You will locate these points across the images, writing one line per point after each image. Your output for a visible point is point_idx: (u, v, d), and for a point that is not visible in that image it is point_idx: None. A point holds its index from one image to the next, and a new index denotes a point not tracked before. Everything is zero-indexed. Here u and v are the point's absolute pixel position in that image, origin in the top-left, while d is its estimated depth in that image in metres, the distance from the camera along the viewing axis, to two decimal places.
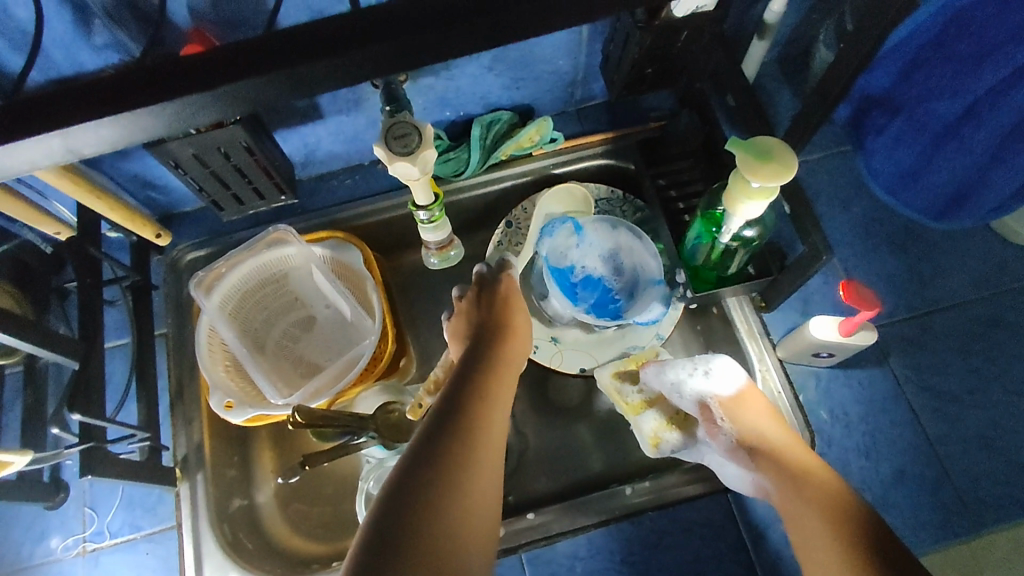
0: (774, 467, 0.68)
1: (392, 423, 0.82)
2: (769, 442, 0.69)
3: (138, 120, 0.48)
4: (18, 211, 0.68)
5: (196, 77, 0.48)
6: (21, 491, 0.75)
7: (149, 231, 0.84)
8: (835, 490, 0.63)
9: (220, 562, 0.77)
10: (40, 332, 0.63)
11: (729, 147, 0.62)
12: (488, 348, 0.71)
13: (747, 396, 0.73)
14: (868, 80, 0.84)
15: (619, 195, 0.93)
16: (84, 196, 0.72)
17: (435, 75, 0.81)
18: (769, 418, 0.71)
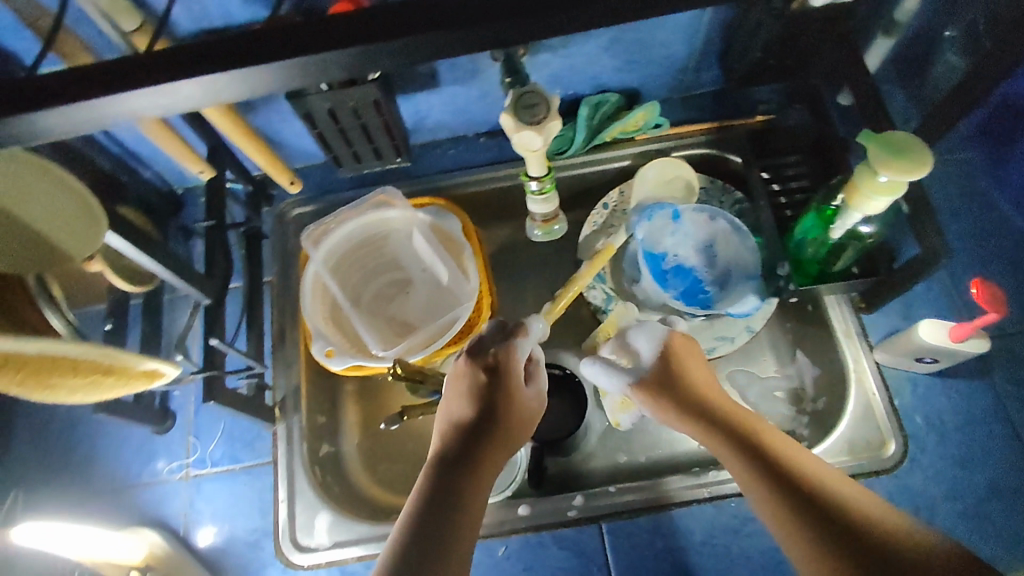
0: (705, 415, 0.66)
1: None
2: (706, 406, 0.67)
3: (335, 60, 0.48)
4: (171, 146, 0.74)
5: (393, 24, 0.47)
6: (138, 413, 0.80)
7: (285, 178, 0.87)
8: (770, 432, 0.63)
9: (312, 500, 0.81)
10: (182, 265, 0.67)
11: (861, 140, 0.62)
12: (484, 441, 0.65)
13: (672, 347, 0.72)
14: (1015, 86, 0.79)
15: (719, 184, 0.93)
16: (233, 132, 0.75)
17: (553, 51, 0.82)
18: (692, 364, 0.70)
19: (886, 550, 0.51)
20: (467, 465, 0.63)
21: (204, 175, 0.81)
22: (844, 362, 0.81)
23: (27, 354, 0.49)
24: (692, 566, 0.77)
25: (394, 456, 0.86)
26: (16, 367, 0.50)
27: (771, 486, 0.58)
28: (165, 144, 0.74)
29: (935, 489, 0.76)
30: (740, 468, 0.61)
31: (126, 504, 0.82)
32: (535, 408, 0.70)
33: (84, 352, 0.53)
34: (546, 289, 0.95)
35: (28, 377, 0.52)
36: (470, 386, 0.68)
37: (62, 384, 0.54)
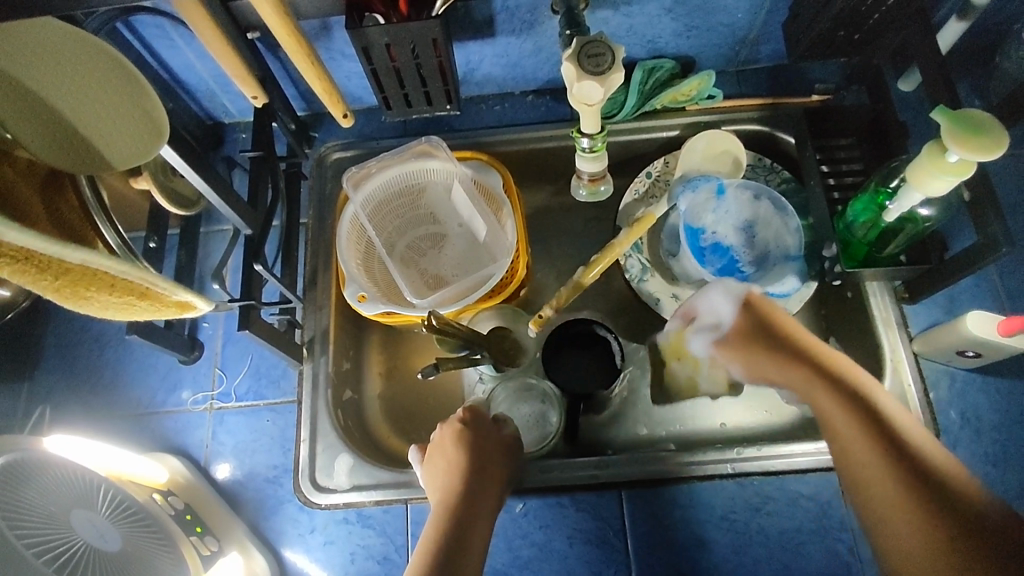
0: (807, 365, 0.66)
1: (503, 348, 0.86)
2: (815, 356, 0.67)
3: None
4: (229, 67, 0.72)
5: None
6: (168, 339, 0.80)
7: (337, 109, 0.83)
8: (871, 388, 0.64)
9: (332, 441, 0.79)
10: (227, 189, 0.66)
11: (936, 115, 0.60)
12: (479, 483, 0.68)
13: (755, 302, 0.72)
14: None
15: (767, 163, 0.91)
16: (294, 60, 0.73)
17: (614, 9, 0.80)
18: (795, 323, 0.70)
19: (983, 520, 0.54)
20: (470, 502, 0.66)
21: (257, 102, 0.78)
22: (881, 350, 0.80)
23: (71, 264, 0.49)
24: (711, 540, 0.75)
25: (417, 405, 0.87)
26: (56, 275, 0.50)
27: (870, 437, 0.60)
28: (222, 60, 0.71)
29: None
30: (844, 417, 0.62)
31: (149, 429, 0.82)
32: (514, 443, 0.74)
33: (125, 272, 0.53)
34: (581, 256, 0.94)
35: (63, 287, 0.52)
36: (466, 437, 0.71)
37: (96, 297, 0.55)
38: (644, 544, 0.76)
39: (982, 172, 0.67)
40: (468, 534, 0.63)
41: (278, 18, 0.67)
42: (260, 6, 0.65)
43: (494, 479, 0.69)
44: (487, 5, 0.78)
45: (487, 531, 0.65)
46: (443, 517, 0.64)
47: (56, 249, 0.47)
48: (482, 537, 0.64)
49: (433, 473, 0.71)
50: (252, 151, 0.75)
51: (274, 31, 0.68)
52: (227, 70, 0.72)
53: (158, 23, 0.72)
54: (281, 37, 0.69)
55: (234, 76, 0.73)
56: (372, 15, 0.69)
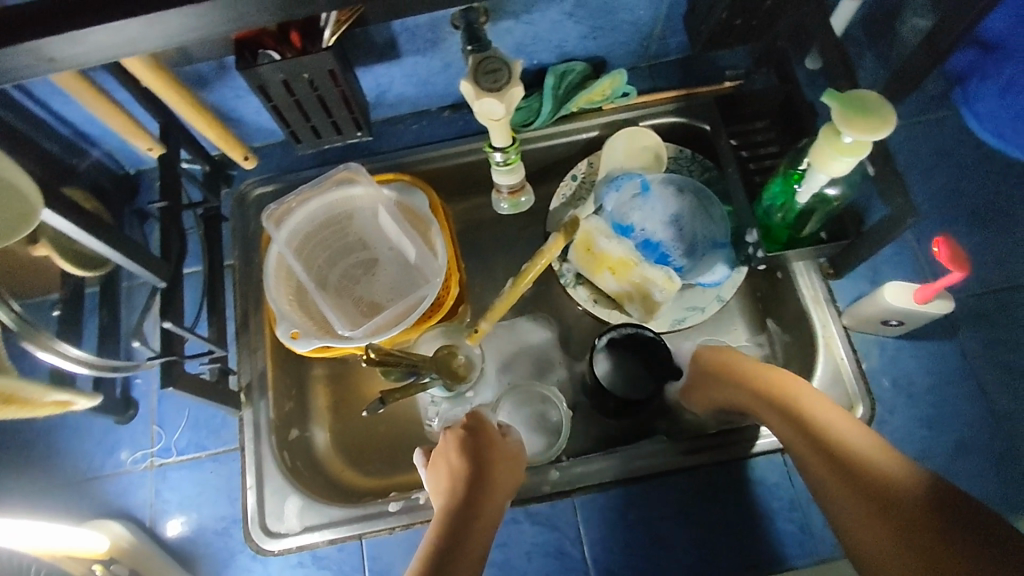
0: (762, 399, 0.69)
1: (453, 366, 0.83)
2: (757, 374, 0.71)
3: None
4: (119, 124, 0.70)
5: None
6: (97, 403, 0.77)
7: (237, 152, 0.82)
8: (834, 423, 0.63)
9: (281, 484, 0.78)
10: (132, 246, 0.64)
11: (826, 100, 0.61)
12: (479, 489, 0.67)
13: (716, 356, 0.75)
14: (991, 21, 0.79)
15: (688, 154, 0.92)
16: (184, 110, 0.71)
17: (515, 18, 0.80)
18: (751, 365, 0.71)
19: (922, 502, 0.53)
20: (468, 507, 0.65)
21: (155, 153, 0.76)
22: (813, 327, 0.81)
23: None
24: (667, 536, 0.75)
25: (366, 435, 0.86)
26: None
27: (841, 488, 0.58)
28: (110, 118, 0.69)
29: (906, 450, 0.76)
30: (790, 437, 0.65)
31: (90, 496, 0.80)
32: (518, 451, 0.72)
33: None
34: (516, 266, 0.94)
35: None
36: (468, 444, 0.70)
37: None
38: (602, 549, 0.75)
39: (882, 148, 0.69)
40: (461, 541, 0.63)
41: (152, 75, 0.65)
42: (133, 64, 0.64)
43: (496, 485, 0.69)
44: (386, 28, 0.77)
45: (482, 538, 0.65)
46: (441, 523, 0.64)
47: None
48: (478, 544, 0.64)
49: (437, 480, 0.70)
50: (158, 203, 0.73)
51: (158, 80, 0.66)
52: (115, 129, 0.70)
53: (49, 83, 0.70)
54: (167, 86, 0.67)
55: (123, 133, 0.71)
56: (266, 52, 0.67)
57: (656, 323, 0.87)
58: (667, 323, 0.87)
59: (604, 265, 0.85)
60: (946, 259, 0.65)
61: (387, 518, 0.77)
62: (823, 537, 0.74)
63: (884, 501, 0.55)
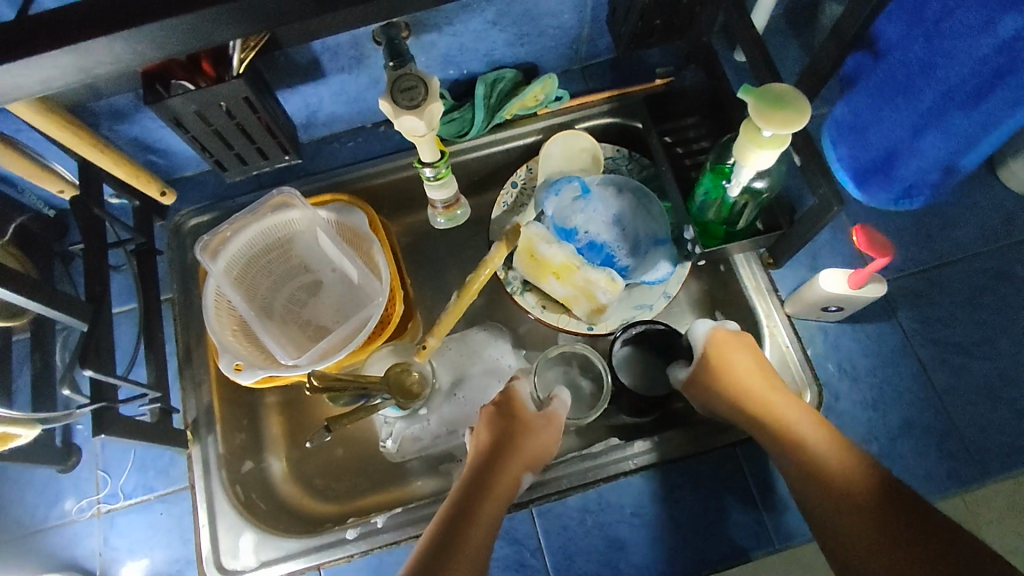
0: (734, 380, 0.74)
1: (404, 384, 0.82)
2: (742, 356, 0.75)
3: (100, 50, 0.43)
4: (19, 167, 0.68)
5: None
6: (33, 453, 0.75)
7: (153, 188, 0.82)
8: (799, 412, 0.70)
9: (233, 521, 0.77)
10: (50, 292, 0.62)
11: (742, 96, 0.61)
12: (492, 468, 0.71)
13: (723, 337, 0.76)
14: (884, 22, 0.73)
15: (625, 153, 0.92)
16: (85, 149, 0.70)
17: (438, 31, 0.79)
18: (740, 339, 0.76)
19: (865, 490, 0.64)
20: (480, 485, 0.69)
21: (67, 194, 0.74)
22: (757, 318, 0.82)
23: None
24: (627, 539, 0.75)
25: (318, 462, 0.85)
26: None
27: (819, 487, 0.66)
28: (10, 164, 0.67)
29: (854, 433, 0.77)
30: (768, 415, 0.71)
31: (36, 549, 0.77)
32: (539, 424, 0.74)
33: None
34: (462, 278, 0.93)
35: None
36: (490, 425, 0.74)
37: None
38: (563, 558, 0.75)
39: (806, 138, 0.69)
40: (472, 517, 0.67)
41: (44, 117, 0.64)
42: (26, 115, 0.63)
43: (513, 462, 0.71)
44: (306, 49, 0.76)
45: (494, 512, 0.68)
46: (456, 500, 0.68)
47: None
48: (489, 518, 0.67)
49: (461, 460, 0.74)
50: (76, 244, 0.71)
51: (51, 124, 0.65)
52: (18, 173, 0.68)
53: None
54: (61, 129, 0.66)
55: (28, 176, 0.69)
56: (178, 83, 0.65)
57: (605, 325, 0.87)
58: (616, 323, 0.87)
59: (548, 270, 0.84)
60: (863, 244, 0.66)
61: (346, 546, 0.76)
62: (780, 527, 0.74)
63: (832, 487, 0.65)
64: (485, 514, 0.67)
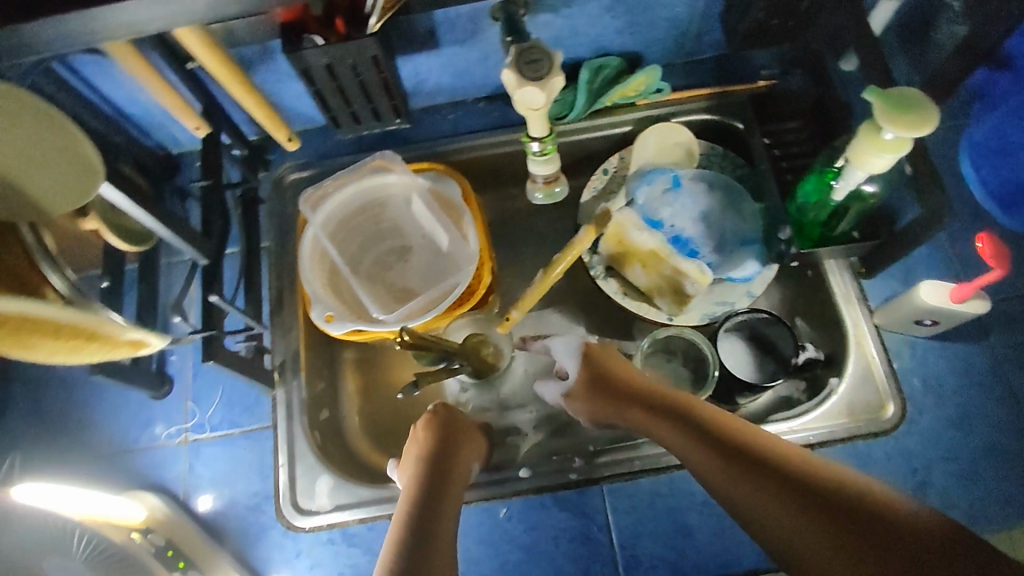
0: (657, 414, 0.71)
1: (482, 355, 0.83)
2: (643, 390, 0.73)
3: None
4: (167, 97, 0.73)
5: None
6: (134, 375, 0.79)
7: (282, 134, 0.84)
8: (760, 444, 0.64)
9: (312, 464, 0.80)
10: (178, 222, 0.66)
11: (868, 96, 0.61)
12: (433, 496, 0.68)
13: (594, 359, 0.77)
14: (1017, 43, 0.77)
15: (720, 151, 0.93)
16: (235, 88, 0.73)
17: (554, 11, 0.81)
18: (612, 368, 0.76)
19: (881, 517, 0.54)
20: (422, 516, 0.66)
21: (201, 133, 0.79)
22: (845, 326, 0.81)
23: (11, 316, 0.53)
24: (694, 526, 0.76)
25: (392, 420, 0.87)
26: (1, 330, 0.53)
27: (790, 506, 0.58)
28: (160, 96, 0.72)
29: (934, 449, 0.76)
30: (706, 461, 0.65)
31: (125, 468, 0.82)
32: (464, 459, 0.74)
33: (68, 316, 0.57)
34: (546, 257, 0.95)
35: (6, 337, 0.54)
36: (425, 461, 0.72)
37: (39, 346, 0.57)
38: (630, 535, 0.76)
39: (922, 147, 0.69)
40: (431, 548, 0.63)
41: (207, 52, 0.67)
42: (189, 40, 0.65)
43: (451, 490, 0.70)
44: (428, 17, 0.78)
45: (448, 541, 0.65)
46: (402, 530, 0.65)
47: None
48: (446, 546, 0.64)
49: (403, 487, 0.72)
50: (201, 182, 0.75)
51: (213, 58, 0.68)
52: (167, 105, 0.74)
53: (96, 61, 0.73)
54: (220, 63, 0.69)
55: (174, 109, 0.74)
56: (311, 37, 0.68)
57: (685, 317, 0.87)
58: (696, 318, 0.87)
59: (636, 257, 0.87)
60: (988, 254, 0.66)
61: None
62: None
63: (839, 522, 0.56)
64: (443, 547, 0.64)
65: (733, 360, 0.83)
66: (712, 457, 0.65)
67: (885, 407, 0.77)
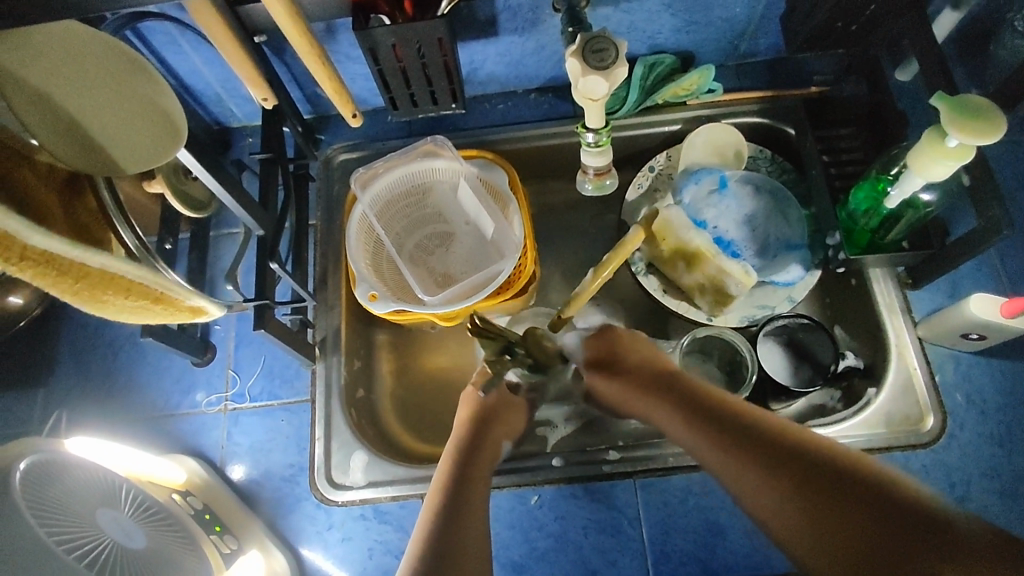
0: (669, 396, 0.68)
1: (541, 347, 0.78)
2: (656, 373, 0.71)
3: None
4: (243, 67, 0.73)
5: None
6: (180, 341, 0.81)
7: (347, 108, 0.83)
8: (777, 428, 0.61)
9: (347, 440, 0.80)
10: (240, 191, 0.68)
11: (935, 102, 0.61)
12: (461, 484, 0.67)
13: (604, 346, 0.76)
14: None
15: (768, 154, 0.93)
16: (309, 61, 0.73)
17: (614, 5, 0.81)
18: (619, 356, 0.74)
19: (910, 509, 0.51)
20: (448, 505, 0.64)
21: (267, 104, 0.79)
22: (886, 336, 0.81)
23: (89, 267, 0.52)
24: (725, 526, 0.76)
25: (427, 402, 0.88)
26: (76, 279, 0.52)
27: (810, 493, 0.55)
28: (237, 65, 0.72)
29: (973, 465, 0.76)
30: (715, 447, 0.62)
31: (165, 431, 0.83)
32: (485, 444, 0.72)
33: (142, 275, 0.56)
34: (587, 251, 0.95)
35: (81, 293, 0.53)
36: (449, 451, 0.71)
37: (112, 302, 0.57)
38: (660, 531, 0.76)
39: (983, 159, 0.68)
40: (462, 542, 0.61)
41: (289, 23, 0.67)
42: (273, 7, 0.65)
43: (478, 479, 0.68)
44: (490, 5, 0.79)
45: (477, 531, 0.63)
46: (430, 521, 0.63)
47: (77, 252, 0.50)
48: (477, 538, 0.62)
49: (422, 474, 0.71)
50: (262, 154, 0.78)
51: (293, 28, 0.68)
52: (239, 74, 0.74)
53: (166, 29, 0.74)
54: (299, 35, 0.69)
55: (246, 78, 0.75)
56: (378, 17, 0.69)
57: (724, 319, 0.87)
58: (736, 320, 0.86)
59: (680, 255, 0.85)
60: None
61: None
62: None
63: (865, 512, 0.52)
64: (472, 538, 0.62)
65: (772, 361, 0.83)
66: (719, 448, 0.62)
67: (925, 419, 0.77)
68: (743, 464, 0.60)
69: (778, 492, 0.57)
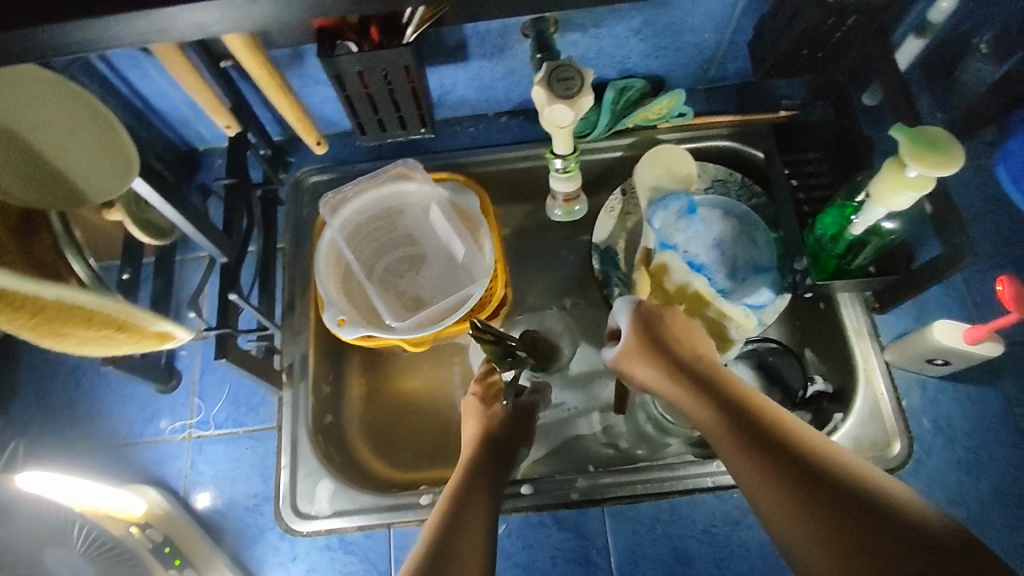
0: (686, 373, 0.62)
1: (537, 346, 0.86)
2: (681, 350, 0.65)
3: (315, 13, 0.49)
4: (201, 93, 0.72)
5: None
6: (143, 368, 0.79)
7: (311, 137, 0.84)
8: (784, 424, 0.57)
9: (313, 468, 0.79)
10: (201, 219, 0.67)
11: (894, 133, 0.62)
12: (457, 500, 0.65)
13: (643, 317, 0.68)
14: None
15: (738, 178, 0.92)
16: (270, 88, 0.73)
17: (582, 31, 0.81)
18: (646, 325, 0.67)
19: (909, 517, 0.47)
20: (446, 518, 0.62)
21: (232, 131, 0.79)
22: (854, 360, 0.81)
23: (44, 300, 0.52)
24: (694, 554, 0.76)
25: (396, 429, 0.87)
26: (30, 315, 0.52)
27: (807, 492, 0.51)
28: (197, 93, 0.72)
29: (939, 491, 0.76)
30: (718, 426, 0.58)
31: (128, 460, 0.81)
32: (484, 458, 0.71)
33: (99, 306, 0.55)
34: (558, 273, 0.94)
35: (42, 325, 0.54)
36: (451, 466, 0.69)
37: (72, 334, 0.57)
38: (628, 559, 0.76)
39: (944, 189, 0.69)
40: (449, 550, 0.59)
41: (245, 52, 0.67)
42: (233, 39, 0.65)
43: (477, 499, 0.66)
44: (458, 31, 0.79)
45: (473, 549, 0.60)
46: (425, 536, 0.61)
47: (30, 286, 0.50)
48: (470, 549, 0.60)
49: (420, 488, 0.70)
50: (227, 180, 0.77)
51: (250, 57, 0.68)
52: (200, 101, 0.73)
53: (130, 54, 0.73)
54: (257, 63, 0.69)
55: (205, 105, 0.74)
56: (345, 43, 0.69)
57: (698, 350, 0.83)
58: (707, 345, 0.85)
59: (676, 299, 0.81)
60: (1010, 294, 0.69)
61: (417, 509, 0.76)
62: None
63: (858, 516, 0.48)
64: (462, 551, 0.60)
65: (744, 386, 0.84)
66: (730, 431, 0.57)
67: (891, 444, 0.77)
68: (745, 449, 0.55)
69: (783, 486, 0.52)
